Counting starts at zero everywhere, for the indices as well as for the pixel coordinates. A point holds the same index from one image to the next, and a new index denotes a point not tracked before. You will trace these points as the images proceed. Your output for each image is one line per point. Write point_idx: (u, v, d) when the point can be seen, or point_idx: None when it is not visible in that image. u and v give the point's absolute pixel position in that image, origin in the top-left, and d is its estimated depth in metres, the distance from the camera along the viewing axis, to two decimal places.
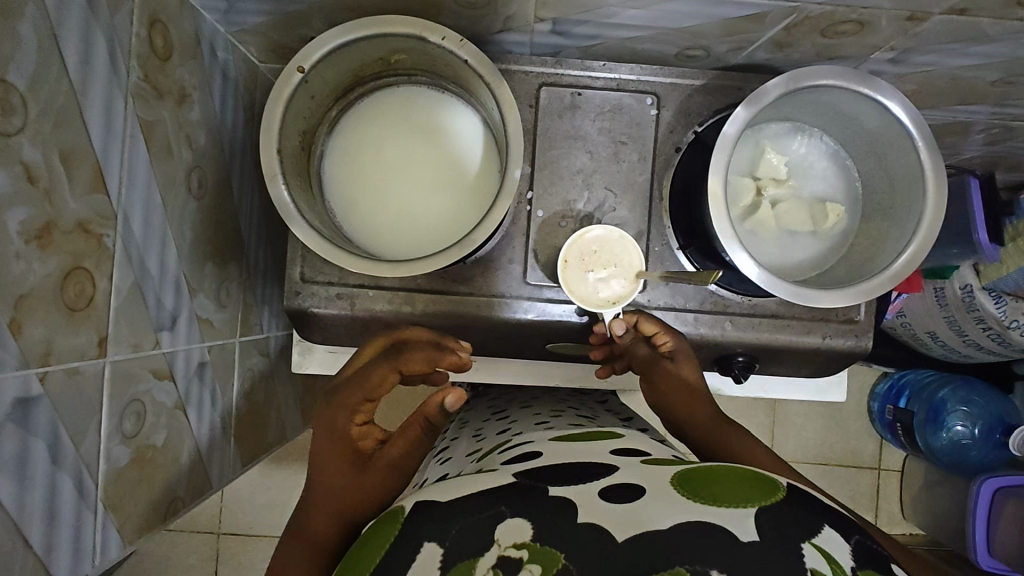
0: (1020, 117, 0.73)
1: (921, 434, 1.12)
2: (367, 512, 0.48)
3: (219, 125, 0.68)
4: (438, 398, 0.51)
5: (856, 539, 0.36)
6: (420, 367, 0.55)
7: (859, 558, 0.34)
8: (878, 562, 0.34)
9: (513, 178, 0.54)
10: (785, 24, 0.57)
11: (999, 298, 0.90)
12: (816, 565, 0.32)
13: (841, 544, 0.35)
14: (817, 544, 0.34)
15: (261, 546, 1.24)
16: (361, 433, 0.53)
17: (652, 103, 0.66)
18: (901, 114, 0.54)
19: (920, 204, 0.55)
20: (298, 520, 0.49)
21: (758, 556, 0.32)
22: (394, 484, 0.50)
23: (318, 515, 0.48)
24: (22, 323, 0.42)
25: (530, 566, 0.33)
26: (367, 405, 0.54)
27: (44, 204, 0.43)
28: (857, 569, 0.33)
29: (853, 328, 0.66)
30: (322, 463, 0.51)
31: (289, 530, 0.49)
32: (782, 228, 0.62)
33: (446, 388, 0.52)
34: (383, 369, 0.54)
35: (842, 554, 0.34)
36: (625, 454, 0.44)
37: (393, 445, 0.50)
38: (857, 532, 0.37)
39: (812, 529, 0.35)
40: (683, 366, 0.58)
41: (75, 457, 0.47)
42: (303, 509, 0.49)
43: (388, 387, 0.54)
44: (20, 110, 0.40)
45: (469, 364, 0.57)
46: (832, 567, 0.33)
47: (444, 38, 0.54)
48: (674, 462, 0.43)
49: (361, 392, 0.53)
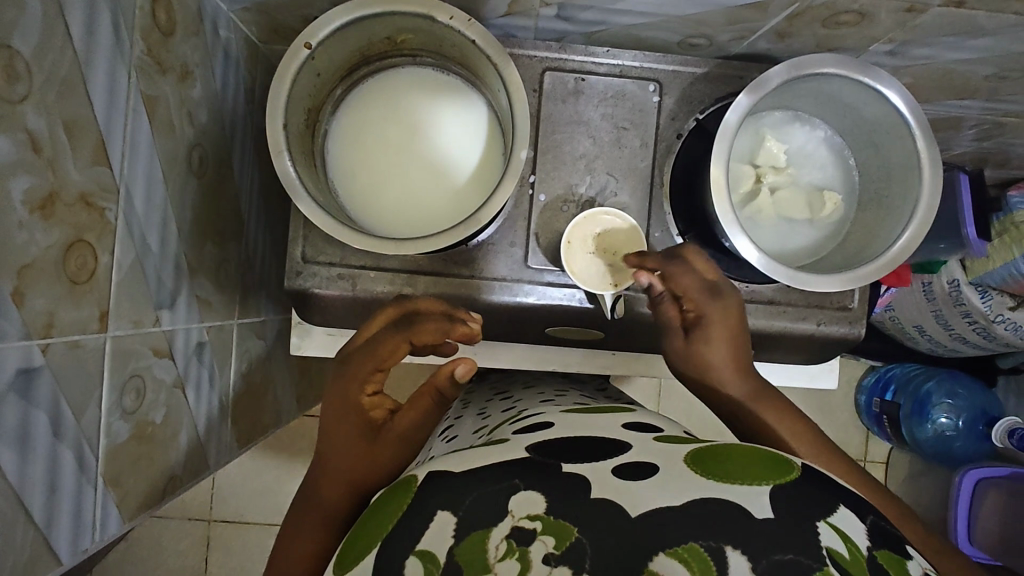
0: (1011, 113, 0.74)
1: (907, 425, 1.15)
2: (378, 483, 0.50)
3: (220, 104, 0.68)
4: (448, 369, 0.52)
5: (871, 520, 0.36)
6: (430, 338, 0.55)
7: (873, 537, 0.35)
8: (893, 543, 0.35)
9: (518, 159, 0.54)
10: (788, 13, 0.57)
11: (985, 293, 0.93)
12: (831, 545, 0.33)
13: (856, 522, 0.35)
14: (832, 523, 0.34)
15: (253, 532, 1.23)
16: (372, 403, 0.54)
17: (654, 90, 0.66)
18: (899, 103, 0.55)
19: (916, 192, 0.56)
20: (311, 484, 0.52)
21: (771, 532, 0.33)
22: (404, 457, 0.51)
23: (328, 486, 0.50)
24: (25, 293, 0.42)
25: (544, 537, 0.34)
26: (378, 374, 0.54)
27: (47, 173, 0.43)
28: (872, 548, 0.34)
29: (848, 315, 0.67)
30: (333, 433, 0.52)
31: (302, 494, 0.53)
32: (781, 214, 0.63)
33: (456, 359, 0.53)
34: (395, 339, 0.54)
35: (858, 533, 0.35)
36: (636, 429, 0.45)
37: (405, 415, 0.52)
38: (871, 512, 0.37)
39: (827, 507, 0.35)
40: (715, 327, 0.53)
41: (76, 430, 0.47)
42: (315, 475, 0.52)
43: (399, 357, 0.55)
44: (25, 78, 0.40)
45: (479, 336, 0.56)
46: (848, 547, 0.33)
47: (453, 18, 0.54)
48: (684, 439, 0.43)
49: (373, 361, 0.54)
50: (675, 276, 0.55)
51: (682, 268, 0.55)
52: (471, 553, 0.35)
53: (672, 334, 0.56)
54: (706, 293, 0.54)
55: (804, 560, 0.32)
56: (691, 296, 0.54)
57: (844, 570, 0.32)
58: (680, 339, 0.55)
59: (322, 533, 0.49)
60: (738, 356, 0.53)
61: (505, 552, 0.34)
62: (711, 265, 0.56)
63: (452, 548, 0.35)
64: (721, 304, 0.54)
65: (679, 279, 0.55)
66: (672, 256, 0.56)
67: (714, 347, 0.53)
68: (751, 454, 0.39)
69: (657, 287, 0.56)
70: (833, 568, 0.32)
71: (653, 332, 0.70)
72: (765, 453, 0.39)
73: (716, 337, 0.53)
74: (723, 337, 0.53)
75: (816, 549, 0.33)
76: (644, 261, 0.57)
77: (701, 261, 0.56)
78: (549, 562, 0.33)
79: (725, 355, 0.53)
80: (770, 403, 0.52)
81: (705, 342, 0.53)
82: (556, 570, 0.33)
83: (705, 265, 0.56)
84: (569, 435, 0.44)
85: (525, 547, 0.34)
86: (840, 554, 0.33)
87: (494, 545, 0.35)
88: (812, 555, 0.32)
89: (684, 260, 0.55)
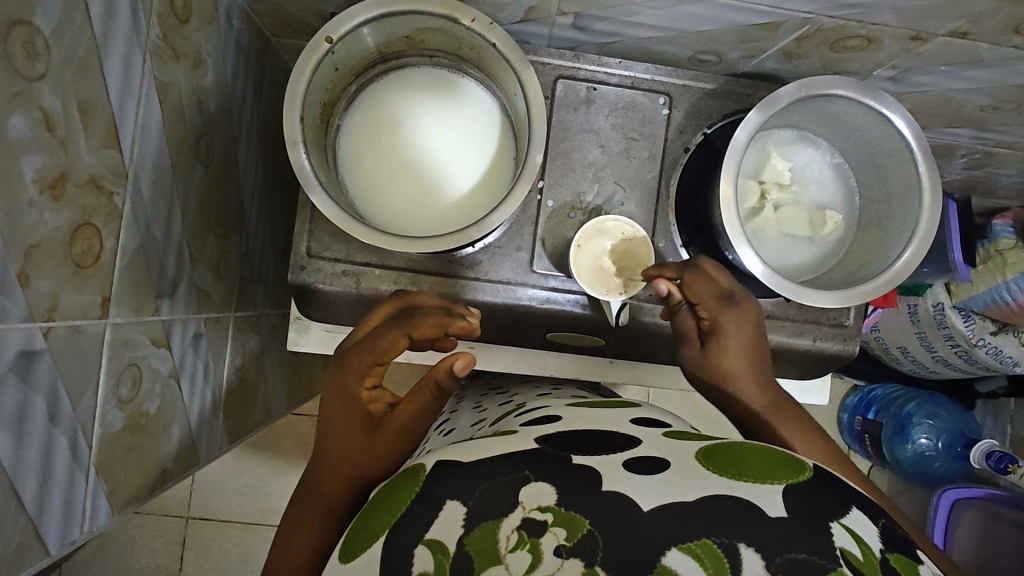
0: (1001, 143, 0.77)
1: (888, 444, 1.17)
2: (378, 474, 0.50)
3: (230, 93, 0.67)
4: (446, 363, 0.52)
5: (883, 523, 0.37)
6: (431, 332, 0.54)
7: (886, 541, 0.36)
8: (903, 547, 0.36)
9: (533, 162, 0.55)
10: (797, 35, 0.59)
11: (968, 317, 0.95)
12: (844, 545, 0.34)
13: (869, 525, 0.36)
14: (845, 524, 0.35)
15: (232, 532, 1.21)
16: (372, 397, 0.54)
17: (664, 103, 0.67)
18: (903, 128, 0.57)
19: (916, 214, 0.58)
20: (309, 476, 0.52)
21: (785, 532, 0.33)
22: (403, 448, 0.51)
23: (327, 479, 0.50)
24: (31, 273, 0.41)
25: (554, 529, 0.35)
26: (378, 368, 0.54)
27: (59, 153, 0.42)
28: (886, 551, 0.35)
29: (843, 332, 0.69)
30: (332, 426, 0.52)
31: (300, 488, 0.52)
32: (783, 230, 0.64)
33: (455, 353, 0.53)
34: (393, 333, 0.54)
35: (871, 536, 0.35)
36: (643, 424, 0.45)
37: (404, 409, 0.51)
38: (882, 516, 0.38)
39: (840, 509, 0.36)
40: (731, 339, 0.55)
41: (72, 416, 0.46)
42: (315, 467, 0.52)
43: (399, 350, 0.54)
44: (43, 55, 0.39)
45: (478, 330, 0.56)
46: (861, 547, 0.34)
47: (474, 21, 0.55)
48: (693, 436, 0.44)
49: (372, 355, 0.53)
50: (691, 286, 0.56)
51: (699, 277, 0.56)
52: (482, 544, 0.35)
53: (688, 342, 0.58)
54: (721, 301, 0.55)
55: (817, 560, 0.32)
56: (705, 304, 0.55)
57: (857, 569, 0.33)
58: (695, 347, 0.57)
59: (321, 526, 0.50)
60: (752, 366, 0.55)
61: (516, 543, 0.35)
62: (728, 274, 0.57)
63: (463, 538, 0.36)
64: (736, 312, 0.55)
65: (696, 287, 0.56)
66: (690, 264, 0.58)
67: (730, 356, 0.55)
68: (764, 453, 0.40)
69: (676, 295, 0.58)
70: (846, 567, 0.33)
71: (651, 341, 0.71)
72: (776, 453, 0.40)
73: (729, 347, 0.55)
74: (736, 348, 0.55)
75: (830, 550, 0.33)
76: (664, 270, 0.58)
77: (718, 271, 0.57)
78: (560, 554, 0.34)
79: (739, 365, 0.54)
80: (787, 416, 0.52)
81: (719, 351, 0.55)
82: (568, 563, 0.33)
83: (722, 274, 0.57)
84: (577, 429, 0.44)
85: (536, 539, 0.35)
86: (853, 554, 0.33)
87: (505, 537, 0.35)
88: (826, 556, 0.33)
89: (701, 269, 0.56)
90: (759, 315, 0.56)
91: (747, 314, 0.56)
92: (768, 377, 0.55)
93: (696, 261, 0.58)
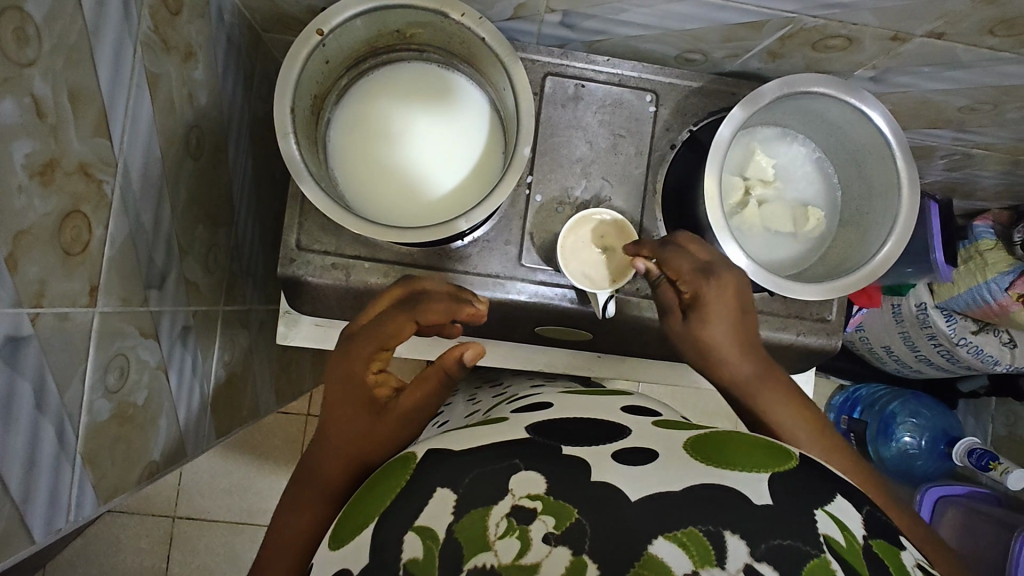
0: (979, 145, 0.79)
1: (874, 444, 1.18)
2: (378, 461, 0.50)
3: (220, 88, 0.67)
4: (455, 352, 0.53)
5: (866, 509, 0.38)
6: (438, 318, 0.56)
7: (868, 527, 0.37)
8: (887, 533, 0.37)
9: (522, 156, 0.56)
10: (780, 35, 0.60)
11: (950, 317, 0.97)
12: (828, 532, 0.35)
13: (853, 513, 0.37)
14: (829, 511, 0.36)
15: (218, 531, 1.21)
16: (377, 380, 0.53)
17: (651, 100, 0.68)
18: (882, 125, 0.58)
19: (895, 207, 0.60)
20: (311, 457, 0.52)
21: (769, 517, 0.34)
22: (405, 435, 0.50)
23: (328, 462, 0.50)
24: (19, 259, 0.41)
25: (543, 517, 0.35)
26: (383, 353, 0.54)
27: (49, 139, 0.42)
28: (868, 538, 0.36)
29: (825, 327, 0.70)
30: (335, 409, 0.52)
31: (302, 467, 0.52)
32: (767, 225, 0.66)
33: (464, 344, 0.53)
34: (400, 318, 0.55)
35: (854, 522, 0.36)
36: (633, 412, 0.46)
37: (409, 396, 0.51)
38: (866, 502, 0.39)
39: (825, 496, 0.37)
40: (713, 312, 0.54)
41: (59, 405, 0.46)
42: (316, 449, 0.52)
43: (406, 336, 0.55)
44: (34, 42, 0.40)
45: (484, 316, 0.59)
46: (844, 534, 0.35)
47: (464, 15, 0.55)
48: (681, 424, 0.45)
49: (378, 340, 0.54)
50: (670, 261, 0.56)
51: (676, 254, 0.56)
52: (470, 531, 0.36)
53: (671, 315, 0.57)
54: (700, 274, 0.55)
55: (803, 546, 0.33)
56: (685, 278, 0.55)
57: (840, 556, 0.34)
58: (679, 318, 0.57)
59: (320, 508, 0.50)
60: (737, 336, 0.54)
61: (505, 530, 0.35)
62: (705, 246, 0.57)
63: (452, 525, 0.36)
64: (718, 284, 0.54)
65: (675, 263, 0.56)
66: (668, 242, 0.58)
67: (713, 328, 0.54)
68: (751, 442, 0.40)
69: (655, 270, 0.58)
70: (830, 554, 0.33)
71: (639, 335, 0.72)
72: (761, 441, 0.41)
73: (712, 318, 0.54)
74: (719, 319, 0.54)
75: (814, 535, 0.34)
76: (641, 249, 0.59)
77: (696, 244, 0.57)
78: (548, 541, 0.34)
79: (722, 336, 0.54)
80: (771, 385, 0.52)
81: (702, 323, 0.54)
82: (556, 551, 0.34)
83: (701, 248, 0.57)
84: (565, 418, 0.45)
85: (524, 526, 0.35)
86: (836, 540, 0.34)
87: (495, 523, 0.35)
88: (810, 542, 0.34)
89: (677, 246, 0.57)
90: (744, 285, 0.55)
91: (730, 287, 0.55)
92: (753, 348, 0.54)
93: (673, 238, 0.58)
